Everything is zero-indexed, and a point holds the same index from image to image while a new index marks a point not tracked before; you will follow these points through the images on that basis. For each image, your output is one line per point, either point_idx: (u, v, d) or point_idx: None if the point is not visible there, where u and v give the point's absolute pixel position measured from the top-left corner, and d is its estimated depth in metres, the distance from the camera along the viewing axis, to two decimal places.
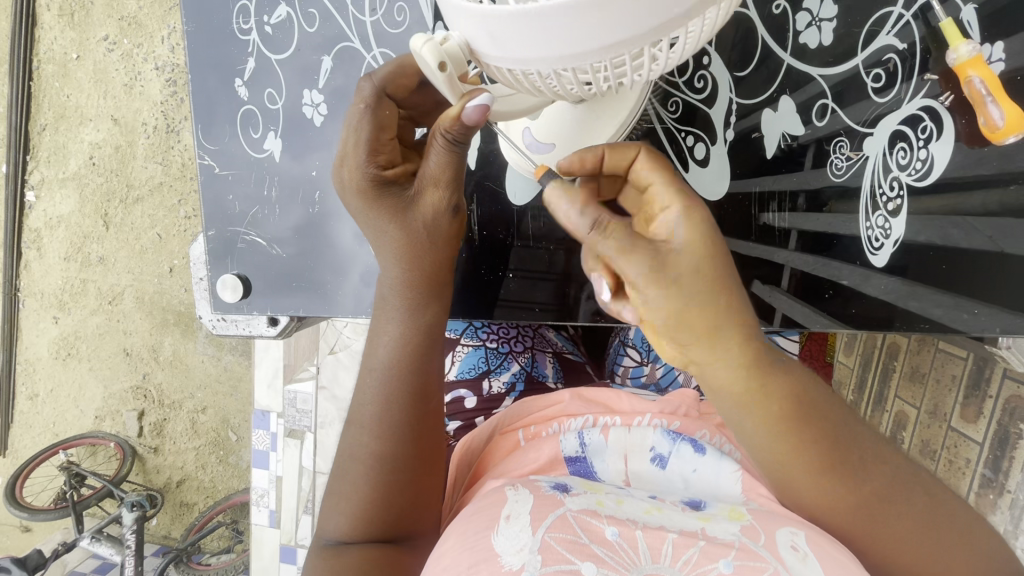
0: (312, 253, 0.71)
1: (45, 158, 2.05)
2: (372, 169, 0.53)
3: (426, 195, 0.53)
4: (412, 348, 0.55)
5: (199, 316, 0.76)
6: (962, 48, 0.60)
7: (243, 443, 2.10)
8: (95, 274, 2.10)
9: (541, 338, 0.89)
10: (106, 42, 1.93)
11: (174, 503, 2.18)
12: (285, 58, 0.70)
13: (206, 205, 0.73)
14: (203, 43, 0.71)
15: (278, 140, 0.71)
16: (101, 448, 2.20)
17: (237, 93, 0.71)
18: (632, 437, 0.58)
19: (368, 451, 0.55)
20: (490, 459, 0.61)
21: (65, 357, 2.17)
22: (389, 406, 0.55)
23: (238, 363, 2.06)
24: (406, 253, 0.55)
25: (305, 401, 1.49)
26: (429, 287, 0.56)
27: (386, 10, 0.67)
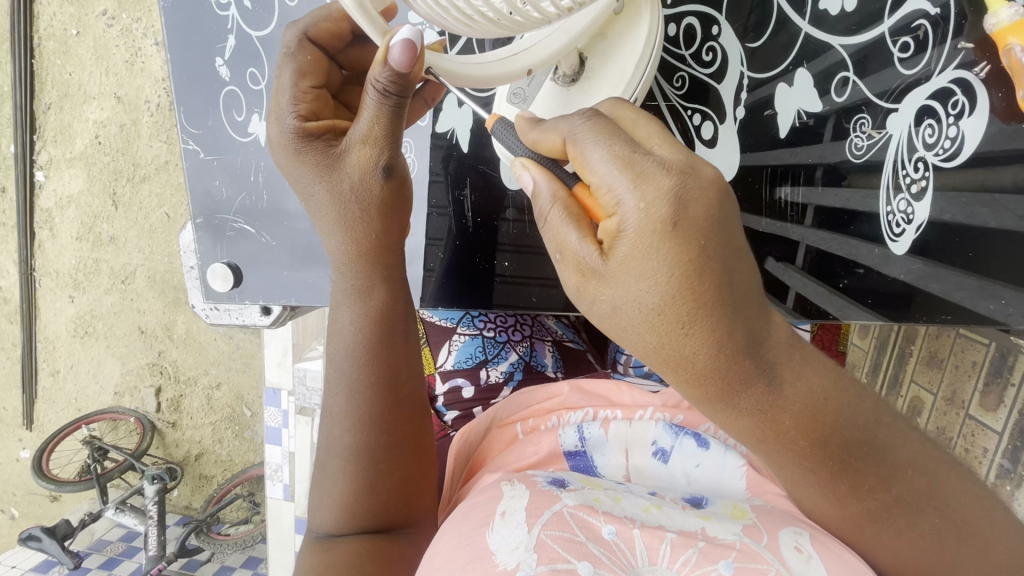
0: (301, 239, 0.70)
1: (52, 137, 2.05)
2: (298, 126, 0.50)
3: (354, 154, 0.49)
4: (372, 334, 0.54)
5: (192, 304, 0.76)
6: (1002, 13, 0.56)
7: (257, 418, 2.14)
8: (107, 254, 2.12)
9: (541, 327, 0.87)
10: (105, 17, 1.90)
11: (194, 475, 2.25)
12: (266, 34, 0.67)
13: (193, 191, 0.71)
14: (182, 20, 0.68)
15: (263, 124, 0.69)
16: (122, 423, 2.27)
17: (218, 73, 0.69)
18: (633, 432, 0.57)
19: (338, 442, 0.55)
20: (488, 454, 0.61)
21: (84, 335, 2.22)
22: (355, 395, 0.54)
23: (249, 341, 2.09)
24: (344, 221, 0.51)
25: (315, 379, 1.51)
26: (377, 263, 0.53)
27: None
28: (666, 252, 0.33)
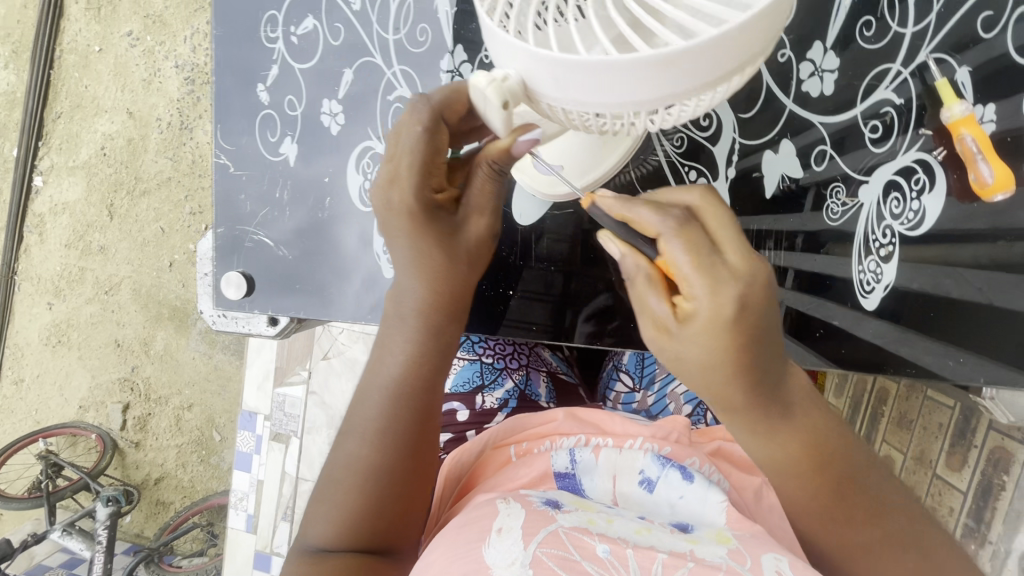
0: (314, 254, 0.72)
1: (57, 145, 2.08)
2: (421, 192, 0.47)
3: (472, 222, 0.50)
4: (424, 366, 0.50)
5: (200, 310, 0.77)
6: (955, 108, 0.62)
7: (226, 443, 2.07)
8: (95, 263, 2.10)
9: (536, 356, 0.89)
10: (129, 37, 1.98)
11: (150, 501, 2.14)
12: (308, 66, 0.72)
13: (219, 203, 0.74)
14: (231, 47, 0.73)
15: (294, 146, 0.72)
16: (82, 439, 2.17)
17: (259, 98, 0.73)
18: (623, 459, 0.58)
19: (358, 461, 0.51)
20: (480, 474, 0.61)
21: (56, 344, 2.16)
22: (393, 423, 0.51)
23: (229, 362, 2.05)
24: (436, 274, 0.48)
25: (293, 405, 1.48)
26: (450, 315, 0.50)
27: (410, 31, 0.69)
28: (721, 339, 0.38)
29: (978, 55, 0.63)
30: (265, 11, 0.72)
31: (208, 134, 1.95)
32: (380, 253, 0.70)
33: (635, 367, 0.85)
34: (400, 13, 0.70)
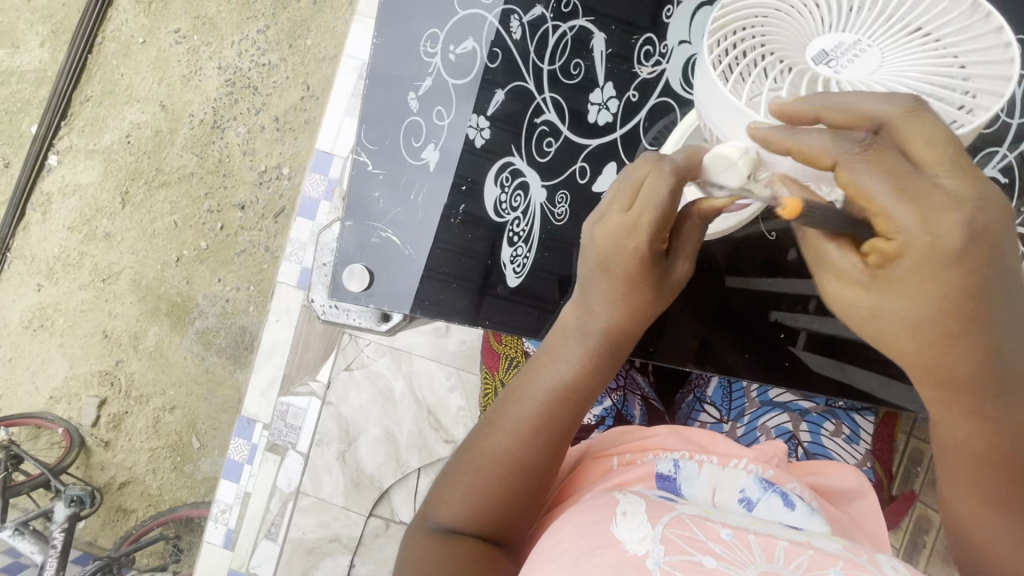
0: (436, 259, 0.73)
1: (80, 127, 2.05)
2: (653, 246, 0.49)
3: (678, 266, 0.53)
4: (588, 383, 0.57)
5: (312, 298, 0.86)
6: None
7: (205, 451, 1.97)
8: (96, 249, 2.03)
9: (633, 378, 0.90)
10: (176, 34, 2.01)
11: (111, 507, 2.00)
12: (464, 82, 0.74)
13: (350, 199, 0.73)
14: (383, 54, 0.74)
15: (438, 153, 0.73)
16: (46, 432, 2.03)
17: (408, 105, 0.74)
18: (724, 475, 0.61)
19: (506, 457, 0.56)
20: (583, 479, 0.63)
21: (37, 329, 2.05)
22: (548, 427, 0.57)
23: (222, 366, 1.98)
24: (626, 310, 0.54)
25: (296, 416, 1.42)
26: (629, 336, 0.56)
27: (564, 64, 0.73)
28: (928, 270, 0.40)
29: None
30: (427, 27, 0.74)
31: (240, 136, 1.97)
32: (508, 260, 0.73)
33: (723, 400, 0.86)
34: (557, 45, 0.74)
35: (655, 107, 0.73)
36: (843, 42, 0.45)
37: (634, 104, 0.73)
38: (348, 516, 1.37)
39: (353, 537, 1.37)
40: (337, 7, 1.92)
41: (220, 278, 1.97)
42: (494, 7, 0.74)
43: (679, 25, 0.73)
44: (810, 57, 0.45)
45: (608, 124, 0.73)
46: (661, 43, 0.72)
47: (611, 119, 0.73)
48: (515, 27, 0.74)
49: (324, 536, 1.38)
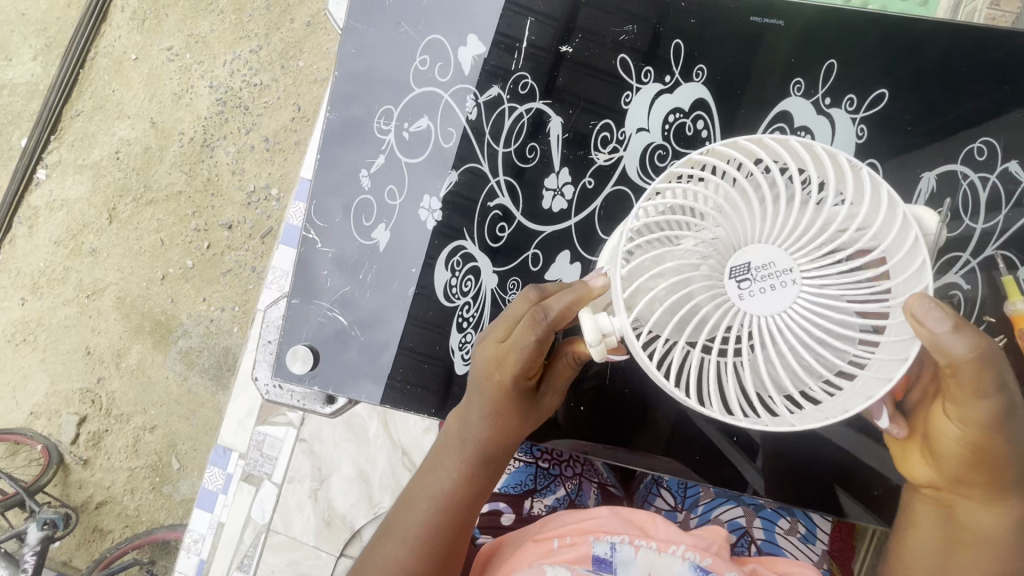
0: (375, 336, 0.87)
1: (70, 142, 2.04)
2: (518, 377, 0.59)
3: (548, 398, 0.65)
4: (473, 486, 0.64)
5: (258, 377, 0.93)
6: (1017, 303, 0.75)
7: (184, 473, 1.94)
8: (82, 264, 2.02)
9: (590, 466, 0.93)
10: (169, 52, 2.00)
11: (86, 527, 1.98)
12: (416, 160, 0.87)
13: (301, 275, 0.88)
14: (340, 132, 0.88)
15: (385, 233, 0.87)
16: (24, 448, 2.01)
17: (361, 182, 0.88)
18: (660, 561, 0.57)
19: (394, 561, 0.61)
20: (517, 564, 0.59)
21: (19, 343, 2.04)
22: (436, 528, 0.62)
23: (204, 387, 1.95)
24: (504, 426, 0.63)
25: (272, 447, 1.40)
26: (501, 452, 0.65)
27: (520, 147, 0.85)
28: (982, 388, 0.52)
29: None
30: (382, 107, 0.88)
31: (230, 156, 1.96)
32: (457, 347, 0.84)
33: (677, 488, 0.89)
34: (514, 127, 0.85)
35: (610, 194, 0.83)
36: (768, 265, 0.47)
37: (589, 191, 0.83)
38: (319, 556, 1.34)
39: None
40: (331, 29, 1.92)
41: (205, 298, 1.95)
42: (449, 87, 0.86)
43: (637, 111, 0.84)
44: (731, 265, 0.48)
45: (562, 210, 0.84)
46: (618, 131, 0.83)
47: (564, 205, 0.84)
48: (471, 107, 0.86)
49: None
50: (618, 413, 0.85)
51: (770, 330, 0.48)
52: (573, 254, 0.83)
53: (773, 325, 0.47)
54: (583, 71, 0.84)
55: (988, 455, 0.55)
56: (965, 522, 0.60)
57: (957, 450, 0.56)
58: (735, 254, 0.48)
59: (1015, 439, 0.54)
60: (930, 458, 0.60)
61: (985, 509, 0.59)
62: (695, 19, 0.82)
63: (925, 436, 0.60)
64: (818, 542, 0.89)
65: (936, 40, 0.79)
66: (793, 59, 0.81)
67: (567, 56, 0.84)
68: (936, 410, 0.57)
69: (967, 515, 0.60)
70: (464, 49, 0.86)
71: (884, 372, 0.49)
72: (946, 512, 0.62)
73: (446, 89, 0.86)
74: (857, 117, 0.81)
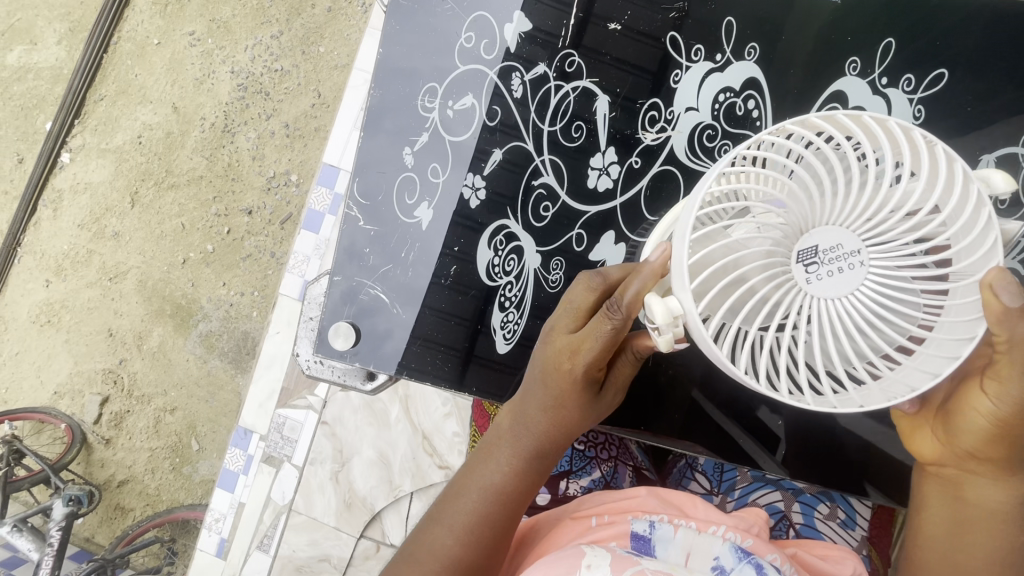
0: (419, 315, 0.83)
1: (93, 126, 2.06)
2: (589, 368, 0.59)
3: (607, 393, 0.65)
4: (525, 479, 0.65)
5: (297, 354, 0.90)
6: None
7: (203, 454, 1.98)
8: (104, 248, 2.05)
9: (626, 449, 0.93)
10: (191, 37, 2.01)
11: (109, 504, 2.02)
12: (459, 139, 0.83)
13: (342, 250, 0.83)
14: (382, 107, 0.83)
15: (429, 211, 0.83)
16: (48, 427, 2.06)
17: (404, 160, 0.83)
18: (700, 540, 0.55)
19: (445, 547, 0.62)
20: (559, 539, 0.61)
21: (44, 324, 2.07)
22: (486, 518, 0.63)
23: (223, 370, 1.98)
24: (562, 420, 0.63)
25: (293, 429, 1.41)
26: (556, 446, 0.65)
27: (566, 126, 0.83)
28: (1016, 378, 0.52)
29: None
30: (425, 83, 0.83)
31: (251, 141, 1.97)
32: (499, 326, 0.84)
33: (713, 473, 0.89)
34: (560, 105, 0.83)
35: (657, 174, 0.84)
36: (835, 247, 0.47)
37: (635, 171, 0.84)
38: (339, 536, 1.36)
39: (343, 557, 1.36)
40: (352, 15, 1.92)
41: (225, 282, 1.98)
42: (495, 65, 0.83)
43: (686, 91, 0.83)
44: (797, 249, 0.47)
45: (608, 190, 0.84)
46: (666, 110, 0.82)
47: (610, 184, 0.84)
48: (516, 85, 0.83)
49: (314, 555, 1.37)
50: (664, 397, 0.84)
51: (833, 314, 0.47)
52: (618, 235, 0.85)
53: (836, 308, 0.47)
54: (624, 48, 0.82)
55: (1013, 433, 0.55)
56: (972, 501, 0.60)
57: (984, 427, 0.55)
58: (800, 237, 0.47)
59: None
60: (947, 434, 0.59)
61: (994, 489, 0.59)
62: None
63: (948, 413, 0.59)
64: (857, 528, 0.90)
65: (979, 27, 0.78)
66: (848, 38, 0.80)
67: (615, 35, 0.82)
68: (972, 385, 0.56)
69: (971, 491, 0.60)
70: (510, 26, 0.82)
71: (941, 356, 0.49)
72: (952, 489, 0.61)
73: (490, 67, 0.83)
74: (913, 97, 0.80)
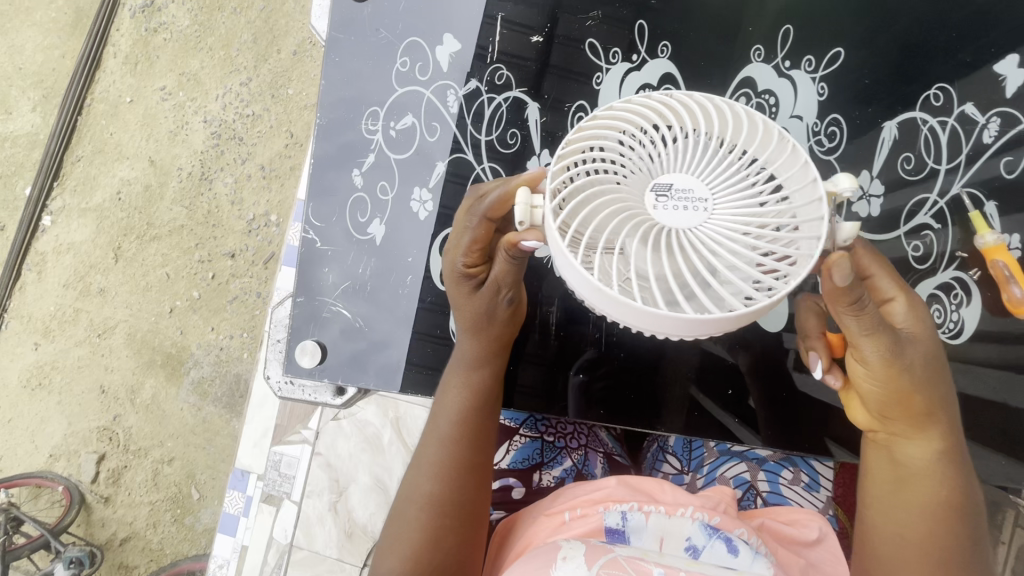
0: (380, 326, 0.89)
1: (72, 187, 2.10)
2: (463, 266, 0.68)
3: (497, 294, 0.69)
4: (475, 399, 0.73)
5: (270, 377, 0.95)
6: (988, 236, 0.78)
7: (205, 502, 1.96)
8: (91, 304, 2.06)
9: (595, 437, 0.97)
10: (162, 91, 2.06)
11: (111, 565, 1.98)
12: (405, 155, 0.91)
13: (303, 274, 0.90)
14: (331, 135, 0.92)
15: (381, 227, 0.90)
16: (46, 491, 2.04)
17: (354, 181, 0.91)
18: (671, 524, 0.58)
19: (422, 488, 0.70)
20: (534, 538, 0.62)
21: (34, 388, 2.07)
22: (446, 445, 0.71)
23: (218, 415, 1.98)
24: (471, 326, 0.72)
25: (289, 466, 1.41)
26: (487, 355, 0.74)
27: (501, 135, 0.90)
28: (868, 343, 0.59)
29: (994, 189, 0.81)
30: (369, 108, 0.92)
31: (228, 186, 2.00)
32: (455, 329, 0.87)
33: (683, 453, 0.93)
34: (494, 116, 0.90)
35: None
36: (687, 190, 0.50)
37: None
38: (343, 567, 1.36)
39: None
40: (317, 56, 1.99)
41: (214, 327, 1.99)
42: (431, 85, 0.92)
43: (609, 90, 0.91)
44: (655, 182, 0.51)
45: None
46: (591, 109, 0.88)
47: None
48: (453, 101, 0.92)
49: None
50: (640, 391, 0.92)
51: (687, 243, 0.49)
52: None
53: (688, 236, 0.49)
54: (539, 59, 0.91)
55: (904, 385, 0.60)
56: (902, 458, 0.65)
57: (880, 388, 0.61)
58: (657, 180, 0.51)
59: (922, 364, 0.60)
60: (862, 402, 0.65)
61: (917, 442, 0.63)
62: (657, 2, 0.91)
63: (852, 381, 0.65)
64: (822, 490, 0.94)
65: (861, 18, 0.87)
66: (750, 29, 0.90)
67: (538, 45, 0.91)
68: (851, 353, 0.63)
69: (901, 450, 0.64)
70: (442, 48, 0.92)
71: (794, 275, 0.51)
72: (888, 454, 0.66)
73: (427, 86, 0.92)
74: (816, 76, 0.89)
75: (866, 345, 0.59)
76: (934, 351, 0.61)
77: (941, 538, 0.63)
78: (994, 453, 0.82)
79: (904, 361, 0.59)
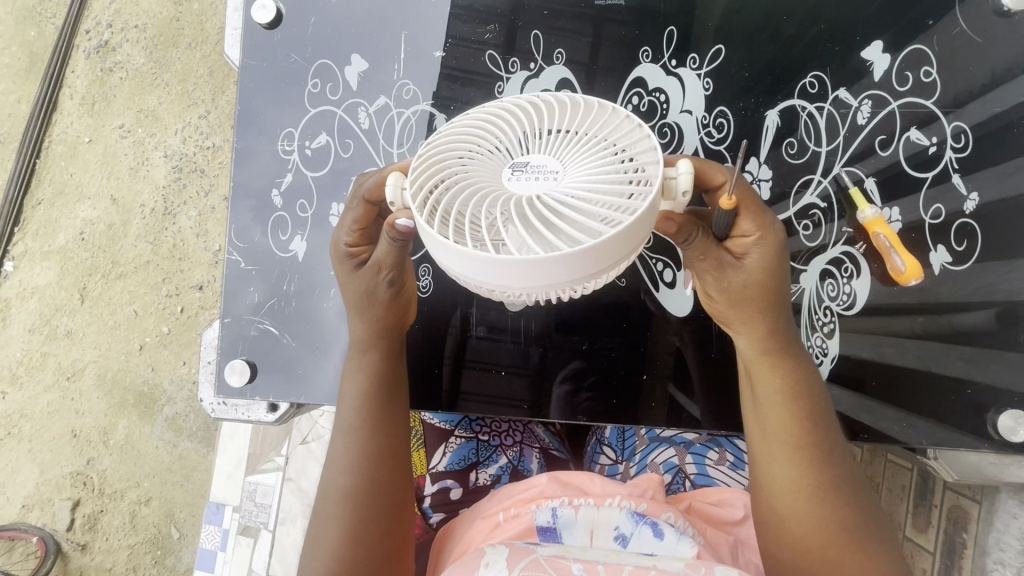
0: (305, 339, 0.94)
1: (34, 231, 2.08)
2: (348, 244, 0.71)
3: (381, 276, 0.70)
4: (375, 379, 0.75)
5: (202, 399, 0.96)
6: (867, 211, 0.86)
7: (185, 541, 1.93)
8: (59, 348, 2.02)
9: (530, 433, 1.02)
10: (121, 129, 2.06)
11: None
12: (321, 172, 0.97)
13: (229, 296, 0.95)
14: (250, 159, 0.97)
15: (302, 243, 0.96)
16: (20, 543, 1.98)
17: (274, 201, 0.97)
18: (600, 515, 0.63)
19: (333, 481, 0.72)
20: (472, 541, 0.66)
21: (4, 438, 2.02)
22: (351, 435, 0.73)
23: (195, 450, 1.96)
24: (355, 309, 0.73)
25: (265, 494, 1.39)
26: (379, 336, 0.75)
27: (411, 146, 0.97)
28: (707, 268, 0.66)
29: (875, 168, 0.90)
30: (283, 130, 0.97)
31: (192, 220, 2.00)
32: None
33: (616, 442, 1.00)
34: (404, 128, 0.97)
35: None
36: (542, 166, 0.54)
37: None
38: None
39: None
40: None
41: (185, 361, 1.97)
42: (341, 103, 0.98)
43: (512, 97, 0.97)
44: (513, 161, 0.55)
45: None
46: None
47: None
48: (364, 118, 0.97)
49: None
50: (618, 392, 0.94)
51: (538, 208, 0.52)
52: None
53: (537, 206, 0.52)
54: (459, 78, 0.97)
55: (740, 296, 0.67)
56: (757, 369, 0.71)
57: (724, 303, 0.68)
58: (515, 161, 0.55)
59: (757, 272, 0.65)
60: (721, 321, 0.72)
61: (761, 347, 0.69)
62: (548, 10, 0.97)
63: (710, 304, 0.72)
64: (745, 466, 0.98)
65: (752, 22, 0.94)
66: (638, 32, 0.96)
67: (442, 59, 0.97)
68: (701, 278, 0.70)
69: (755, 360, 0.70)
70: (350, 67, 0.98)
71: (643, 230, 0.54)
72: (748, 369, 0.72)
73: (337, 105, 0.97)
74: (701, 72, 0.95)
75: (709, 268, 0.66)
76: (775, 273, 0.65)
77: (802, 446, 0.68)
78: (922, 420, 0.87)
79: (736, 282, 0.66)
